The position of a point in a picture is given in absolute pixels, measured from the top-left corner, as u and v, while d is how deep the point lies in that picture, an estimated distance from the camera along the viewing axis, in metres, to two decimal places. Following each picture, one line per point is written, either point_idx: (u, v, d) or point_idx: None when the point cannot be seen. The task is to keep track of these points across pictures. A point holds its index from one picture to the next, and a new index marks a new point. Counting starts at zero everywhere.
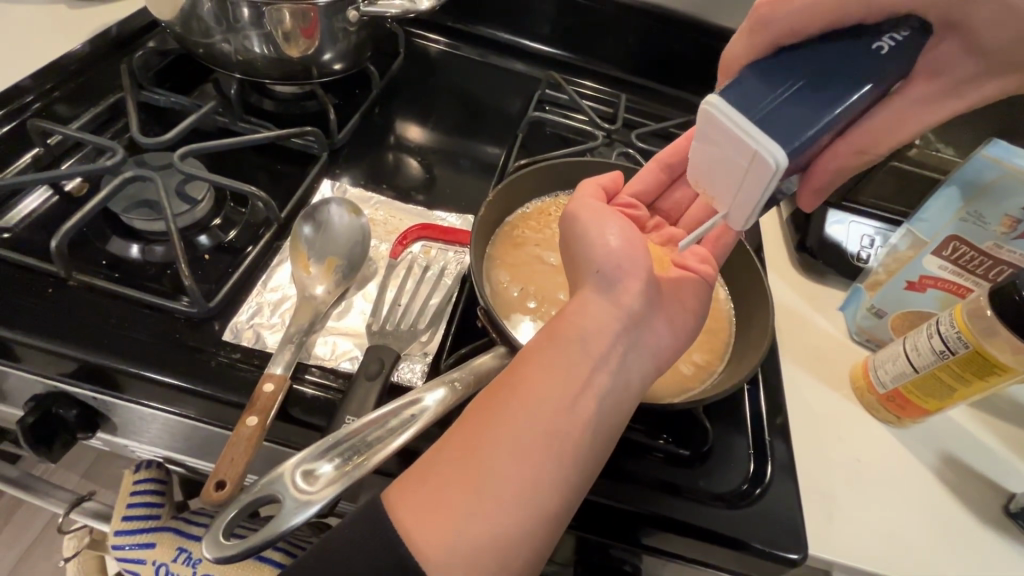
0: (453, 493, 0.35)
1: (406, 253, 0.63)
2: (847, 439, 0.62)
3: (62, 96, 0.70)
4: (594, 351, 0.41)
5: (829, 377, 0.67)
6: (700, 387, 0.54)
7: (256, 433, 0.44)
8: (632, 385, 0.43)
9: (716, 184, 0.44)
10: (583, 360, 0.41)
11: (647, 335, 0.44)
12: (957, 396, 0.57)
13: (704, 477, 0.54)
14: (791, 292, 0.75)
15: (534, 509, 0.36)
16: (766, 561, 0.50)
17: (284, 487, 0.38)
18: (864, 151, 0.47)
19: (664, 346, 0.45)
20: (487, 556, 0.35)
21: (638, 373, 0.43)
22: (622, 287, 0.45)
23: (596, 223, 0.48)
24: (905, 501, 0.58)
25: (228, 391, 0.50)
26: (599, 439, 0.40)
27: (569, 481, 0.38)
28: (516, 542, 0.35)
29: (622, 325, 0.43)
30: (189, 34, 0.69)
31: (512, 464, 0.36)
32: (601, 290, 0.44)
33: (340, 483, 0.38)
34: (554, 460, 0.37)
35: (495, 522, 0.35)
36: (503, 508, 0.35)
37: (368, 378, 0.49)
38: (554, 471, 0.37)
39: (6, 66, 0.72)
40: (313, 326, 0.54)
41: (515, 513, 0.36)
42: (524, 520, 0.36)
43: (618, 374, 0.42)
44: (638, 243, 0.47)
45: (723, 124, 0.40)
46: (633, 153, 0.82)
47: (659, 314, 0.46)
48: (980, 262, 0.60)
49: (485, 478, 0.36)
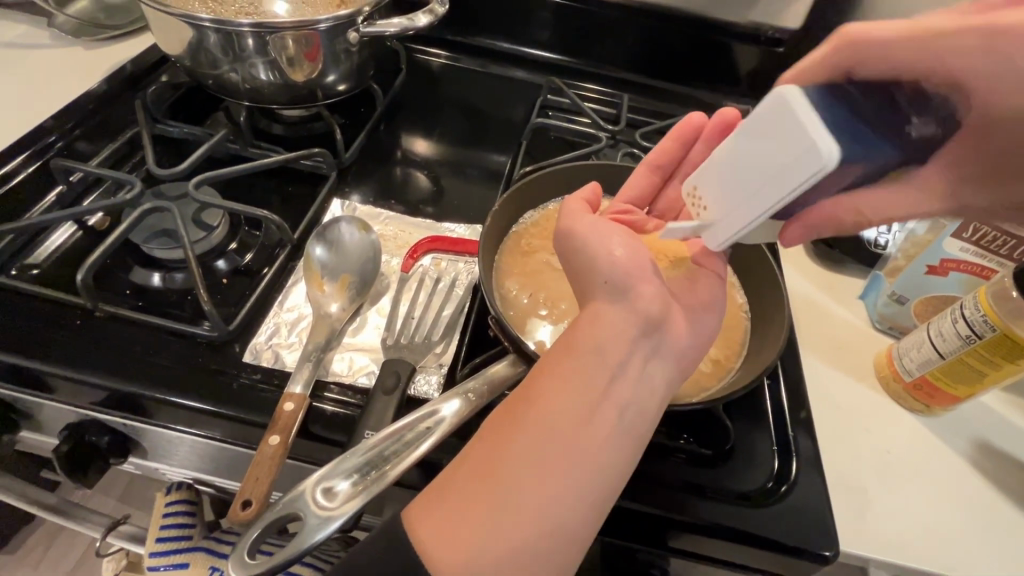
0: (474, 510, 0.36)
1: (417, 266, 0.64)
2: (874, 430, 0.60)
3: (83, 134, 0.73)
4: (610, 361, 0.41)
5: (853, 368, 0.66)
6: (717, 385, 0.53)
7: (279, 452, 0.45)
8: (657, 391, 0.42)
9: (768, 179, 0.37)
10: (602, 370, 0.41)
11: (668, 340, 0.44)
12: (988, 380, 0.55)
13: (727, 476, 0.53)
14: (808, 284, 0.74)
15: (562, 520, 0.36)
16: (798, 560, 0.49)
17: (306, 505, 0.38)
18: (859, 214, 0.38)
19: (684, 348, 0.45)
20: (515, 566, 0.35)
21: (661, 379, 0.43)
22: (634, 295, 0.44)
23: (599, 235, 0.47)
24: (938, 490, 0.56)
25: (252, 411, 0.51)
26: (625, 449, 0.40)
27: (594, 492, 0.38)
28: (543, 552, 0.36)
29: (639, 331, 0.43)
30: (198, 67, 0.71)
31: (528, 481, 0.36)
32: (614, 299, 0.44)
33: (360, 497, 0.39)
34: (571, 474, 0.37)
35: (513, 542, 0.35)
36: (528, 522, 0.36)
37: (385, 392, 0.50)
38: (572, 487, 0.37)
39: (29, 110, 0.76)
40: (329, 343, 0.55)
41: (531, 530, 0.36)
42: (541, 536, 0.36)
43: (639, 382, 0.42)
44: (642, 249, 0.47)
45: (790, 106, 0.34)
46: (638, 153, 0.82)
47: (676, 317, 0.45)
48: (1003, 242, 0.58)
49: (507, 495, 0.36)
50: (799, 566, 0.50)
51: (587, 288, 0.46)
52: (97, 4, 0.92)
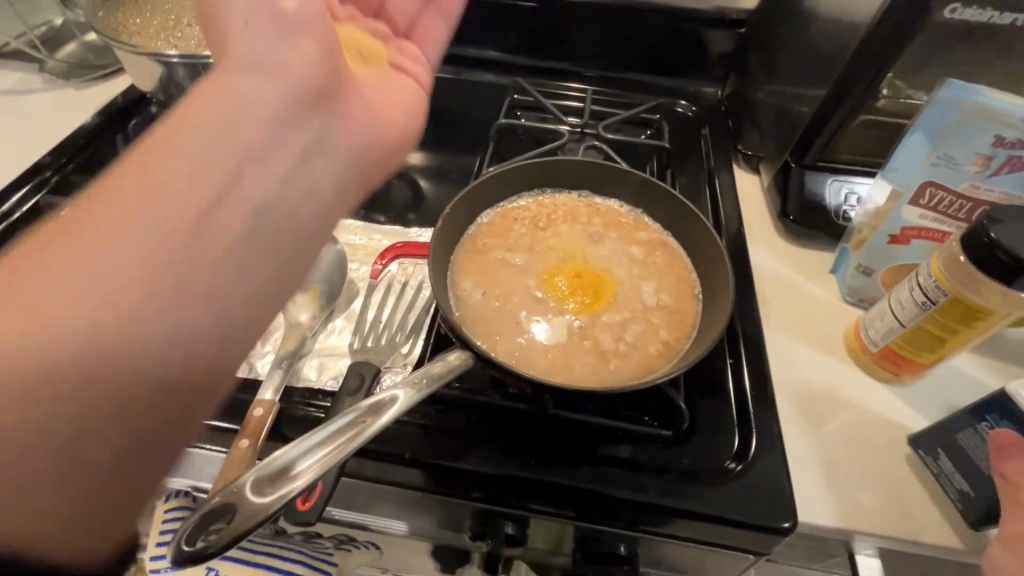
0: (60, 250, 0.33)
1: (386, 272, 0.67)
2: (843, 403, 0.60)
3: (75, 168, 0.77)
4: (239, 142, 0.39)
5: (822, 342, 0.66)
6: (668, 365, 0.52)
7: (248, 454, 0.48)
8: (315, 189, 0.44)
9: None
10: (252, 137, 0.40)
11: (297, 186, 0.43)
12: (949, 346, 0.55)
13: (688, 455, 0.54)
14: (777, 262, 0.74)
15: (223, 298, 0.38)
16: (759, 533, 0.50)
17: (245, 491, 0.36)
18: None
19: (345, 143, 0.47)
20: (183, 353, 0.35)
21: (324, 178, 0.45)
22: (276, 144, 0.41)
23: (265, 46, 0.42)
24: (906, 459, 0.57)
25: (230, 419, 0.54)
26: (259, 226, 0.40)
27: (229, 267, 0.38)
28: (204, 360, 0.37)
29: (281, 116, 0.42)
30: (171, 98, 0.75)
31: (159, 214, 0.36)
32: (270, 138, 0.41)
33: (305, 482, 0.37)
34: (206, 276, 0.37)
35: (164, 341, 0.35)
36: (180, 328, 0.35)
37: (350, 394, 0.52)
38: (153, 231, 0.35)
39: (26, 150, 0.81)
40: (300, 351, 0.58)
41: (174, 311, 0.35)
42: (169, 317, 0.35)
43: (295, 169, 0.43)
44: (305, 92, 0.43)
45: None
46: (603, 145, 0.83)
47: (320, 158, 0.45)
48: (960, 206, 0.58)
49: (162, 268, 0.35)
50: (763, 540, 0.51)
51: (226, 76, 0.41)
52: (85, 45, 0.97)
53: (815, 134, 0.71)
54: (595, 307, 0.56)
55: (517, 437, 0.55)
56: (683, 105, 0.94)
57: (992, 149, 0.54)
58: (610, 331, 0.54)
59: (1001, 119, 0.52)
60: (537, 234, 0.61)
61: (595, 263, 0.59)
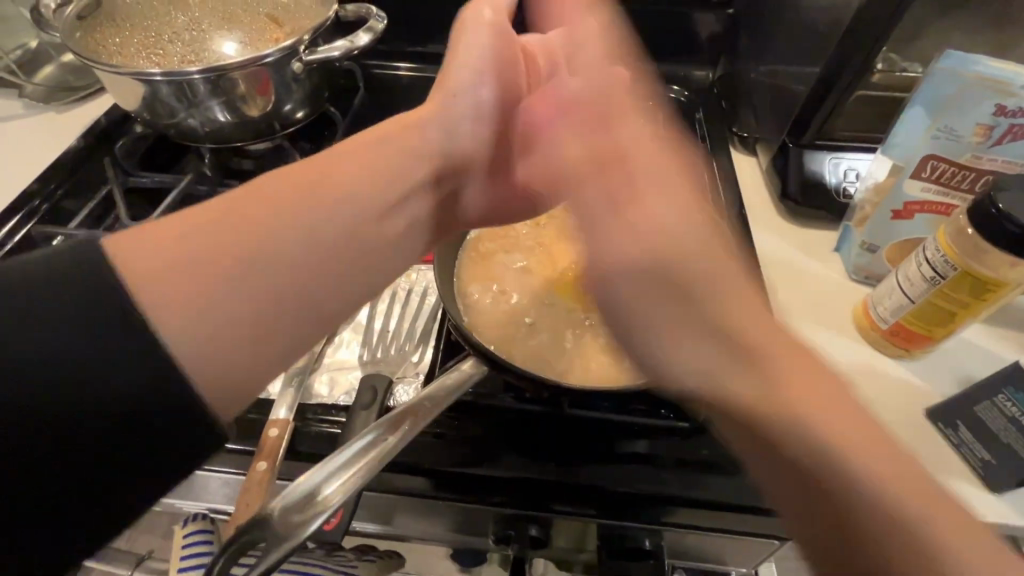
0: (183, 233, 0.42)
1: (389, 280, 0.66)
2: (858, 382, 0.60)
3: (65, 193, 0.76)
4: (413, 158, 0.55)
5: (831, 322, 0.65)
6: (681, 358, 0.51)
7: (266, 475, 0.48)
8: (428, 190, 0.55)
9: None
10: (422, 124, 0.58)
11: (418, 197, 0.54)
12: (958, 319, 0.55)
13: (707, 445, 0.54)
14: (781, 243, 0.73)
15: (261, 285, 0.43)
16: (783, 518, 0.50)
17: (275, 517, 0.36)
18: None
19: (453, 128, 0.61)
20: (225, 329, 0.41)
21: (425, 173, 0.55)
22: (456, 132, 0.61)
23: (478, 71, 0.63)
24: (925, 434, 0.56)
25: (244, 441, 0.54)
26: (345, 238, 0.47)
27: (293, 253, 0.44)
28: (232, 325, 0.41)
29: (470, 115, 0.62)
30: (158, 117, 0.73)
31: (205, 253, 0.42)
32: (421, 136, 0.57)
33: (338, 501, 0.38)
34: (236, 282, 0.42)
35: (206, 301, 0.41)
36: (227, 295, 0.41)
37: (364, 408, 0.52)
38: (198, 273, 0.41)
39: (13, 179, 0.79)
40: (309, 367, 0.57)
41: (203, 337, 0.40)
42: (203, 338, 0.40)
43: (450, 132, 0.60)
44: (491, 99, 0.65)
45: None
46: (599, 136, 0.82)
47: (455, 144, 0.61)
48: (963, 177, 0.58)
49: (258, 244, 0.43)
50: (786, 525, 0.52)
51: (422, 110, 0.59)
52: (65, 67, 0.95)
53: (811, 113, 0.70)
54: (605, 303, 0.55)
55: (533, 440, 0.55)
56: (675, 90, 0.93)
57: (992, 118, 0.54)
58: (621, 327, 0.54)
59: (999, 88, 0.52)
60: (540, 232, 0.61)
61: (601, 258, 0.59)
